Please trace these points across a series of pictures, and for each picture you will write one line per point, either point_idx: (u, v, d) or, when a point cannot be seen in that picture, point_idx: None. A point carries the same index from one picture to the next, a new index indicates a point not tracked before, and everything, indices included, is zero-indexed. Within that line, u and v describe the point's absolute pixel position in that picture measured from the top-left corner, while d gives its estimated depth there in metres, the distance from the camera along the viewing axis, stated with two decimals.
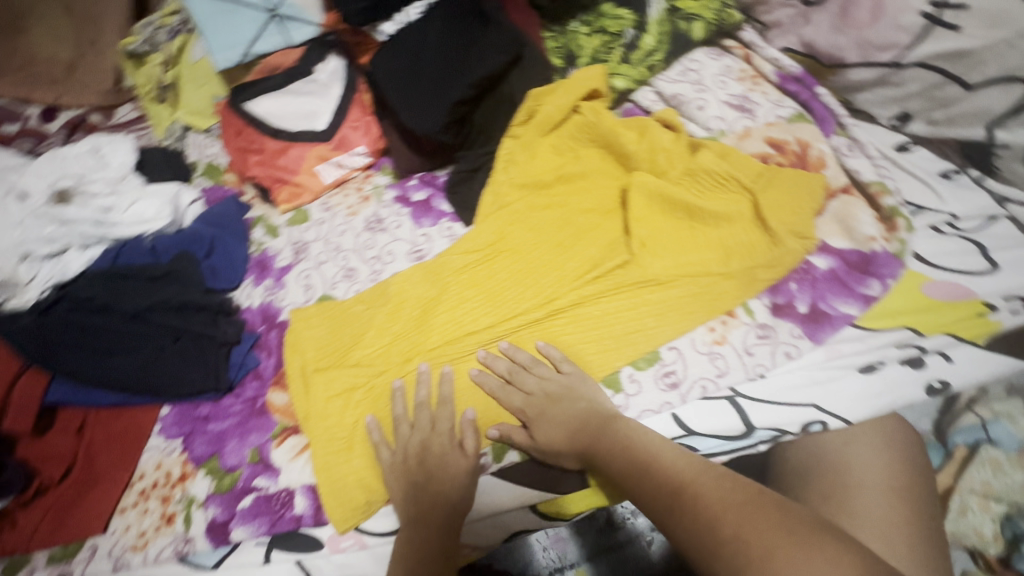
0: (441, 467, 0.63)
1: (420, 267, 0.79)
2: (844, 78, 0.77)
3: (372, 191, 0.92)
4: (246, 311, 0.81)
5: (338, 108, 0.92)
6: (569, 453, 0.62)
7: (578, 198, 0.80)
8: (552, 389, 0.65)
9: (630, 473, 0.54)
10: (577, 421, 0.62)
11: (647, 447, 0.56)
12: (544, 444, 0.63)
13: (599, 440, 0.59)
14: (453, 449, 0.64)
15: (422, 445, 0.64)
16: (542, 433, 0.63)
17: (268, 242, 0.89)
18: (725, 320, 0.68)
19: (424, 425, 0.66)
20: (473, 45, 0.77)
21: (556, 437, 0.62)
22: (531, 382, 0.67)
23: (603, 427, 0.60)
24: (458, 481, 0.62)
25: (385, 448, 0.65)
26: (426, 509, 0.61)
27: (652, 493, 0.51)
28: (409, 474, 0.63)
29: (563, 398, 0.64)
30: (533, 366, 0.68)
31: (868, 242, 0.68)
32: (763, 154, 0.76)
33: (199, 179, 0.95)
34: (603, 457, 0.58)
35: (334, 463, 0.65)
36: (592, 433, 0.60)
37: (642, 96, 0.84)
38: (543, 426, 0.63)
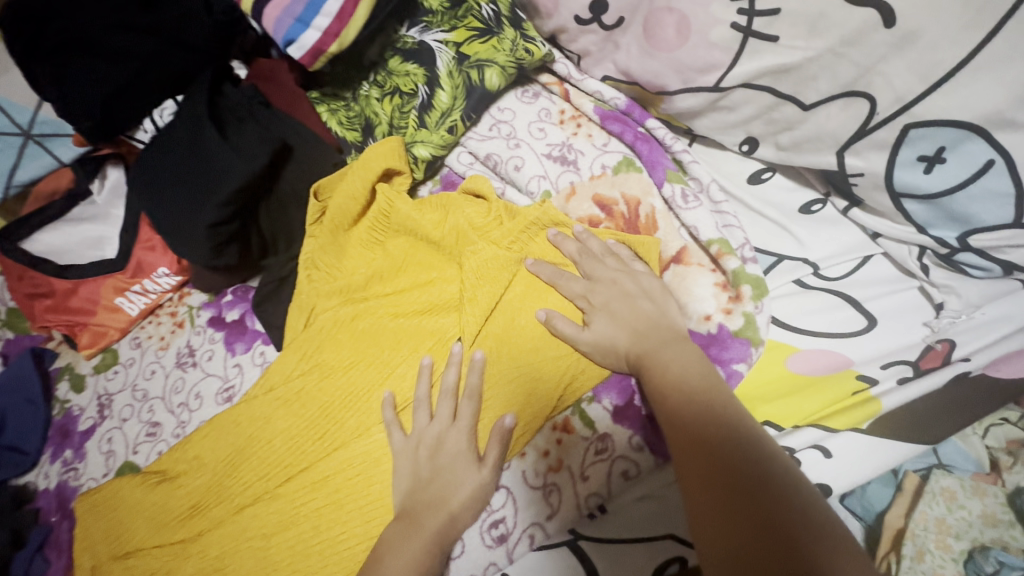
0: (448, 470, 0.54)
1: (219, 418, 0.67)
2: (672, 106, 0.63)
3: (186, 314, 0.80)
4: (43, 495, 0.71)
5: (123, 230, 0.79)
6: (623, 357, 0.54)
7: (393, 298, 0.67)
8: (622, 282, 0.56)
9: (675, 406, 0.47)
10: (642, 324, 0.54)
11: (695, 377, 0.48)
12: (600, 335, 0.55)
13: (655, 358, 0.51)
14: (470, 459, 0.54)
15: (437, 439, 0.56)
16: (599, 327, 0.55)
17: (72, 400, 0.78)
18: (560, 439, 0.56)
19: (444, 416, 0.57)
20: (218, 154, 0.66)
21: (615, 330, 0.55)
22: (599, 270, 0.58)
23: (662, 347, 0.52)
24: (467, 493, 0.53)
25: (398, 432, 0.59)
26: (419, 511, 0.52)
27: (683, 430, 0.45)
28: (420, 467, 0.55)
29: (630, 294, 0.56)
30: (606, 255, 0.59)
31: (703, 321, 0.55)
32: (590, 219, 0.63)
33: (1, 329, 0.85)
34: (653, 376, 0.50)
35: (337, 478, 0.60)
36: (654, 341, 0.52)
37: (456, 158, 0.72)
38: (602, 316, 0.56)
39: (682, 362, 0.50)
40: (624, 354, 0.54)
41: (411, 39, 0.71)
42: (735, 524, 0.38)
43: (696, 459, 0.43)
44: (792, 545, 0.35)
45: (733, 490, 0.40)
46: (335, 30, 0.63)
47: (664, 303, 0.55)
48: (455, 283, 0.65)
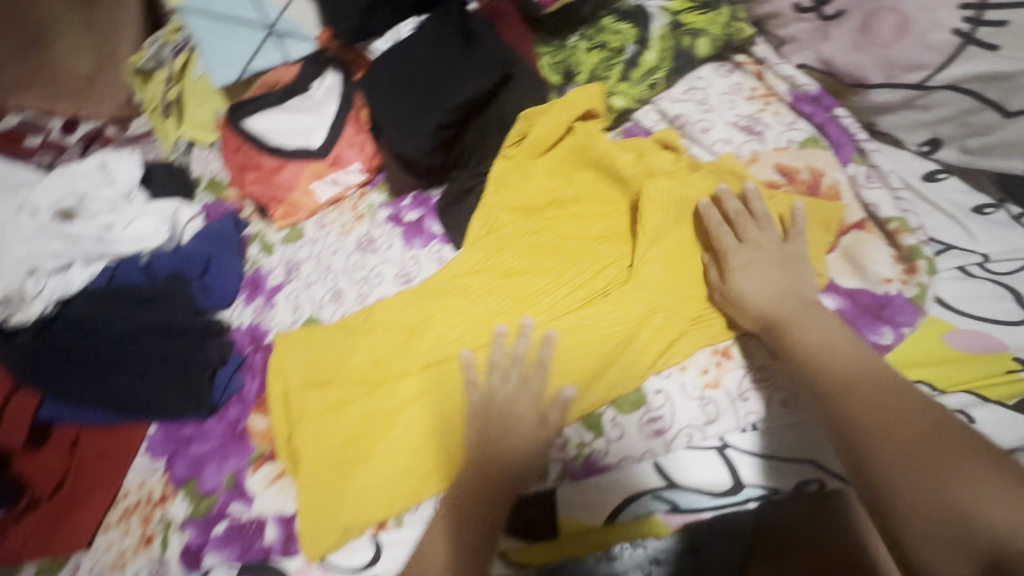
0: (501, 427, 0.62)
1: (405, 292, 0.77)
2: (867, 98, 0.70)
3: (366, 209, 0.91)
4: (236, 331, 0.81)
5: (333, 125, 0.91)
6: (755, 316, 0.61)
7: (573, 223, 0.76)
8: (766, 249, 0.64)
9: (822, 375, 0.54)
10: (783, 291, 0.61)
11: (839, 347, 0.56)
12: (744, 292, 0.62)
13: (789, 324, 0.59)
14: (536, 419, 0.62)
15: (508, 400, 0.63)
16: (742, 281, 0.62)
17: (262, 260, 0.89)
18: (720, 361, 0.64)
19: (515, 379, 0.65)
20: (461, 65, 0.76)
21: (761, 287, 0.62)
22: (750, 233, 0.65)
23: (798, 316, 0.59)
24: (529, 450, 0.61)
25: (473, 390, 0.65)
26: (489, 462, 0.60)
27: (834, 390, 0.53)
28: (477, 426, 0.63)
29: (767, 262, 0.63)
30: (745, 220, 0.65)
31: (883, 284, 0.62)
32: (770, 182, 0.70)
33: (201, 193, 0.97)
34: (794, 335, 0.58)
35: (520, 358, 0.69)
36: (789, 308, 0.60)
37: (644, 114, 0.80)
38: (747, 277, 0.62)
39: (823, 330, 0.57)
40: (758, 314, 0.61)
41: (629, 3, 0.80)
42: (923, 466, 0.44)
43: (862, 422, 0.49)
44: (947, 471, 0.43)
45: (904, 438, 0.47)
46: None
47: (802, 272, 0.62)
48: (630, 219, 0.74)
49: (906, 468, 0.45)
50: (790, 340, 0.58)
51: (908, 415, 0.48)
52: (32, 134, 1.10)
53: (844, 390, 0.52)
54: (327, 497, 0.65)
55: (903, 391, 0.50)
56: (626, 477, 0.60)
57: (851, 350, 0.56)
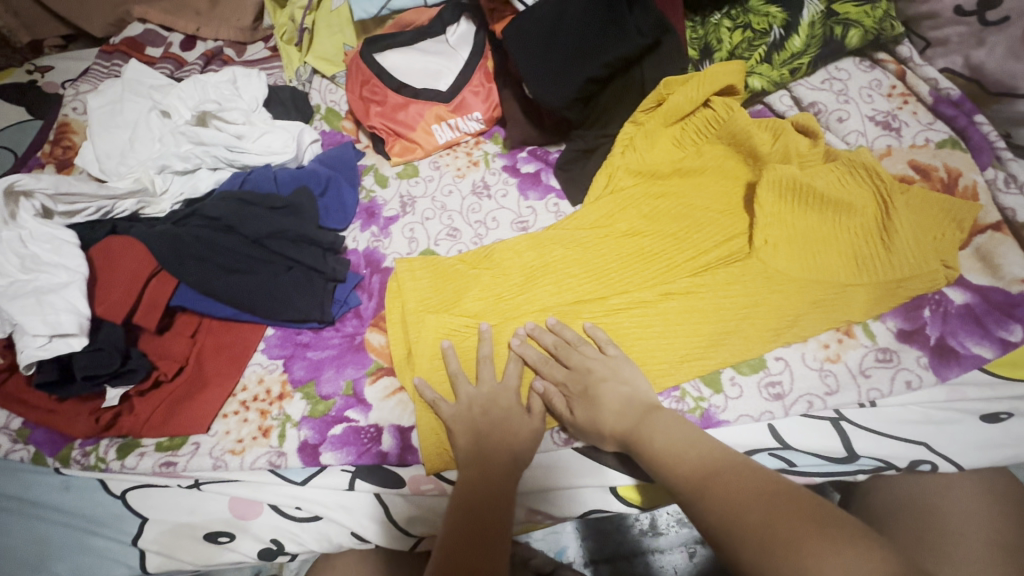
0: (502, 425, 0.63)
1: (526, 237, 0.80)
2: (1011, 108, 0.71)
3: (481, 157, 0.94)
4: (351, 253, 0.84)
5: (462, 71, 0.93)
6: (607, 435, 0.60)
7: (696, 194, 0.78)
8: (597, 369, 0.64)
9: (671, 477, 0.52)
10: (620, 388, 0.62)
11: (685, 438, 0.54)
12: (582, 421, 0.62)
13: (648, 419, 0.58)
14: (519, 410, 0.65)
15: (487, 399, 0.65)
16: (581, 412, 0.62)
17: (377, 192, 0.92)
18: (841, 339, 0.65)
19: (489, 380, 0.67)
20: (618, 23, 0.77)
21: (596, 417, 0.61)
22: (577, 358, 0.66)
23: (649, 420, 0.58)
24: (523, 437, 0.63)
25: (443, 404, 0.65)
26: (484, 453, 0.60)
27: (692, 483, 0.50)
28: (472, 423, 0.63)
29: (607, 380, 0.63)
30: (579, 345, 0.68)
31: (1015, 283, 0.63)
32: (905, 176, 0.72)
33: (318, 122, 1.00)
34: (638, 451, 0.56)
35: (636, 311, 0.71)
36: (636, 417, 0.59)
37: (777, 99, 0.82)
38: (584, 403, 0.63)
39: (668, 423, 0.57)
40: (610, 426, 0.60)
41: None
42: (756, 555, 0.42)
43: (715, 513, 0.46)
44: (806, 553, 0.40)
45: (743, 529, 0.44)
46: None
47: (611, 379, 0.63)
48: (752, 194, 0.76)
49: (744, 540, 0.43)
50: (636, 451, 0.57)
51: (761, 481, 0.47)
52: (154, 45, 1.13)
53: (704, 480, 0.49)
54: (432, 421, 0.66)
55: (742, 474, 0.48)
56: (741, 434, 0.63)
57: (701, 445, 0.53)
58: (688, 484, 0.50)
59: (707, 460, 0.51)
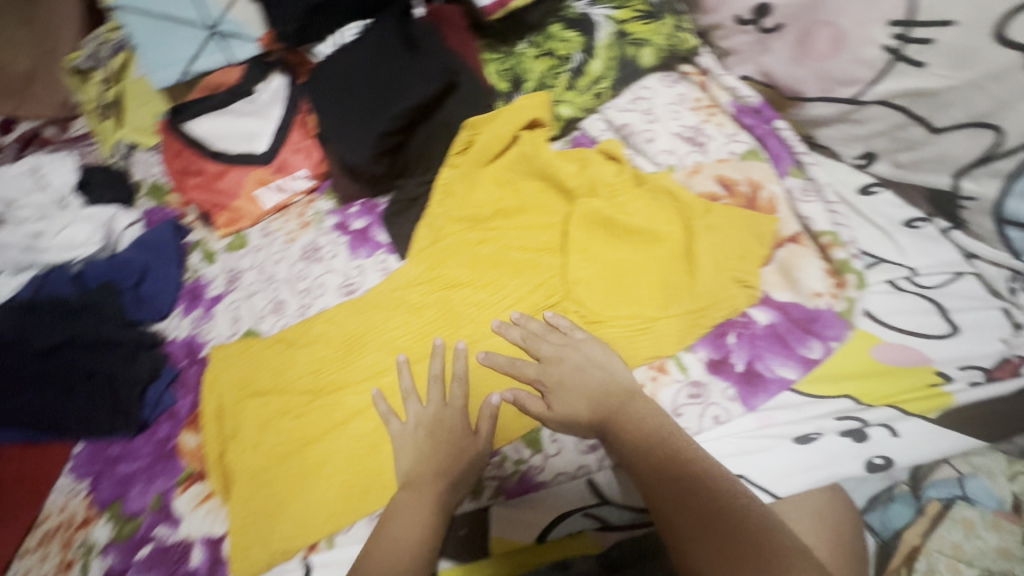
0: (448, 443, 0.61)
1: (346, 304, 0.76)
2: (804, 111, 0.71)
3: (314, 216, 0.88)
4: (171, 343, 0.79)
5: (277, 131, 0.88)
6: (586, 424, 0.59)
7: (516, 234, 0.75)
8: (569, 358, 0.63)
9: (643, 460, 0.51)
10: (598, 373, 0.61)
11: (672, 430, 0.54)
12: (559, 413, 0.60)
13: (624, 404, 0.57)
14: (465, 432, 0.61)
15: (435, 417, 0.63)
16: (559, 401, 0.60)
17: (203, 269, 0.86)
18: (656, 376, 0.63)
19: (436, 399, 0.64)
20: (403, 71, 0.74)
21: (573, 407, 0.59)
22: (548, 347, 0.65)
23: (624, 406, 0.57)
24: (466, 461, 0.59)
25: (394, 420, 0.65)
26: (422, 478, 0.58)
27: (674, 472, 0.48)
28: (416, 443, 0.62)
29: (580, 367, 0.62)
30: (547, 334, 0.66)
31: (813, 297, 0.62)
32: (712, 194, 0.70)
33: (142, 200, 0.93)
34: (614, 435, 0.55)
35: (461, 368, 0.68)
36: (614, 404, 0.58)
37: (592, 124, 0.78)
38: (559, 395, 0.61)
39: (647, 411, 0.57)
40: (588, 412, 0.59)
41: (575, 11, 0.79)
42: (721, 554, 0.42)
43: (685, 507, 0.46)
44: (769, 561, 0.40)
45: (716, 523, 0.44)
46: None
47: (586, 366, 0.62)
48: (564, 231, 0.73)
49: (705, 532, 0.44)
50: (608, 430, 0.56)
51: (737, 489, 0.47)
52: None
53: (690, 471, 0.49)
54: (271, 509, 0.63)
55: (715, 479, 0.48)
56: (559, 496, 0.59)
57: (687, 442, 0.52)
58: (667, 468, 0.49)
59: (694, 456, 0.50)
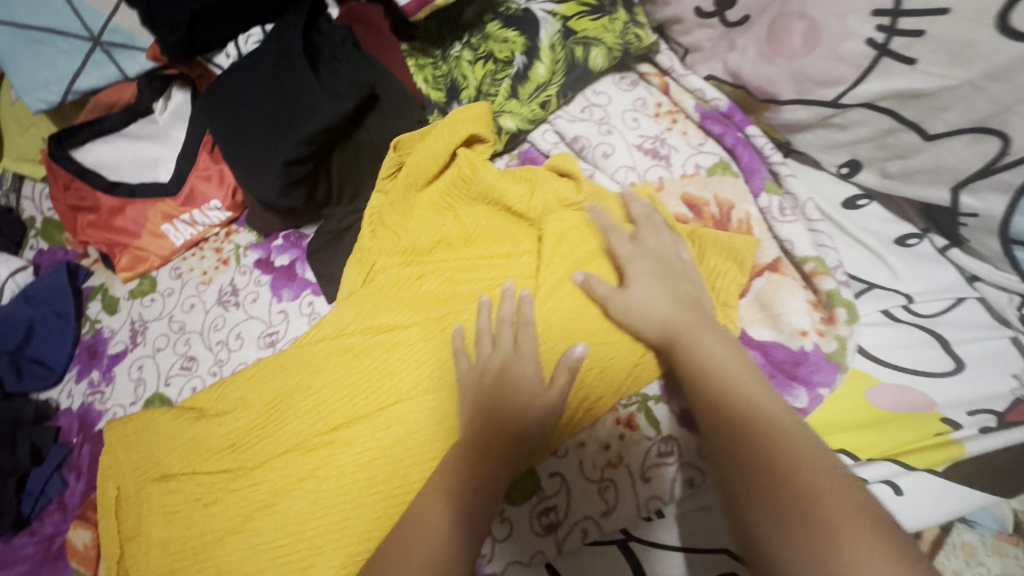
0: (513, 389, 0.52)
1: (266, 360, 0.64)
2: (779, 116, 0.62)
3: (232, 252, 0.77)
4: (63, 415, 0.68)
5: (183, 156, 0.76)
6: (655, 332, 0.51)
7: (460, 266, 0.65)
8: (662, 258, 0.56)
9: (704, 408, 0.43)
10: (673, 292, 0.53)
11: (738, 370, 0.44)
12: (634, 308, 0.53)
13: (693, 328, 0.49)
14: (539, 384, 0.53)
15: (502, 364, 0.55)
16: (639, 291, 0.53)
17: (103, 321, 0.74)
18: (622, 434, 0.54)
19: (506, 342, 0.56)
20: (306, 88, 0.62)
21: (649, 305, 0.53)
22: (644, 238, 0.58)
23: (701, 328, 0.49)
24: (538, 413, 0.51)
25: (464, 360, 0.57)
26: (490, 428, 0.50)
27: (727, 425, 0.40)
28: (481, 390, 0.54)
29: (669, 272, 0.55)
30: (644, 228, 0.58)
31: (797, 337, 0.53)
32: (678, 217, 0.61)
33: (34, 239, 0.82)
34: (680, 360, 0.48)
35: (398, 430, 0.57)
36: (686, 322, 0.50)
37: (541, 136, 0.70)
38: (637, 288, 0.54)
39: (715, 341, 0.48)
40: (656, 321, 0.51)
41: (515, 6, 0.68)
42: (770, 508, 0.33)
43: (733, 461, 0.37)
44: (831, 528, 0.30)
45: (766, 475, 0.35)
46: None
47: (678, 273, 0.55)
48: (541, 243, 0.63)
49: (740, 486, 0.36)
50: (676, 349, 0.49)
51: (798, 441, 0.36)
52: None
53: (746, 415, 0.39)
54: None
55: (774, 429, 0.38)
56: None
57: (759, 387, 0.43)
58: (714, 411, 0.41)
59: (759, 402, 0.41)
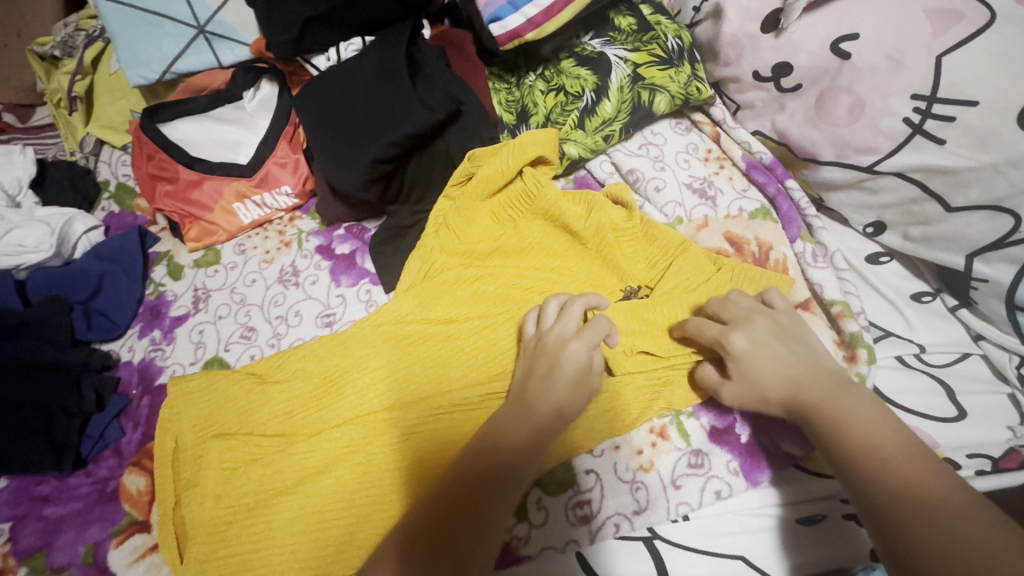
0: (552, 357, 0.56)
1: (325, 338, 0.69)
2: (817, 174, 0.69)
3: (295, 236, 0.81)
4: (124, 367, 0.71)
5: (263, 142, 0.82)
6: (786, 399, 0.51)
7: (517, 273, 0.70)
8: (765, 318, 0.55)
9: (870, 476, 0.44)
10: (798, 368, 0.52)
11: (904, 459, 0.44)
12: (748, 366, 0.52)
13: (830, 416, 0.48)
14: (585, 364, 0.55)
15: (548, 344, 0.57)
16: (751, 360, 0.52)
17: (168, 285, 0.78)
18: (655, 442, 0.59)
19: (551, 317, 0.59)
20: (402, 96, 0.69)
21: (765, 364, 0.52)
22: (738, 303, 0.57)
23: (839, 402, 0.49)
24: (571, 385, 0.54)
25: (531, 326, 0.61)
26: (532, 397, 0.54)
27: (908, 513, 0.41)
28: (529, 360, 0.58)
29: (777, 337, 0.54)
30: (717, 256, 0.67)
31: None
32: (719, 250, 0.68)
33: (106, 201, 0.86)
34: (825, 428, 0.48)
35: (452, 416, 0.62)
36: (823, 392, 0.50)
37: (598, 165, 0.77)
38: (752, 349, 0.53)
39: (864, 421, 0.47)
40: (781, 400, 0.51)
41: (591, 48, 0.76)
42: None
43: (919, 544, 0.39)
44: None
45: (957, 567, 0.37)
46: (539, 21, 0.69)
47: (782, 335, 0.54)
48: (591, 259, 0.70)
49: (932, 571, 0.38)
50: (823, 433, 0.48)
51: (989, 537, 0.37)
52: None
53: (922, 516, 0.40)
54: (254, 554, 0.56)
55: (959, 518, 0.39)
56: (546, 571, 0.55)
57: (898, 437, 0.45)
58: (855, 470, 0.45)
59: (900, 456, 0.44)
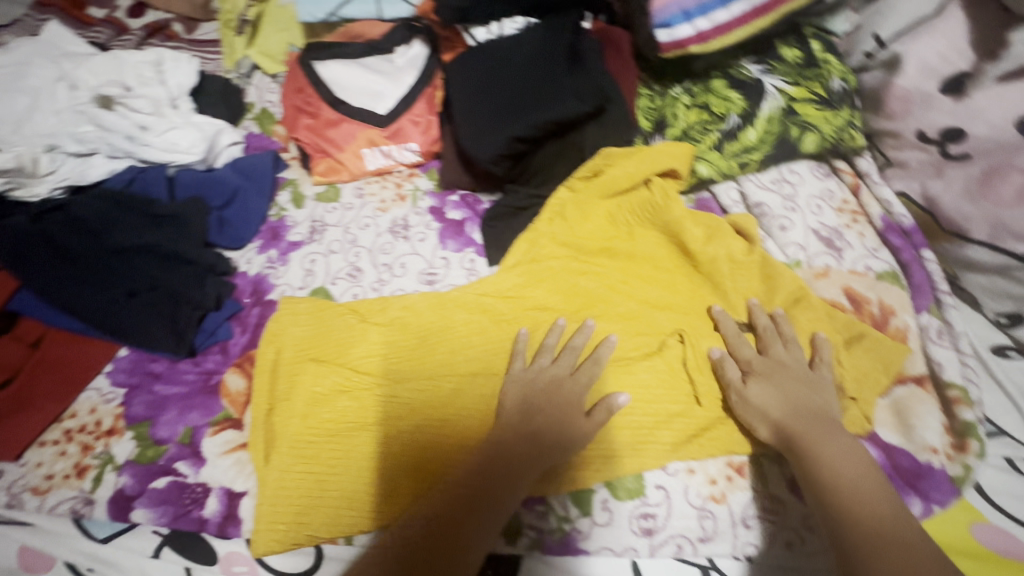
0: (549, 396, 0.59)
1: (427, 295, 0.71)
2: (960, 251, 0.66)
3: (411, 192, 0.84)
4: (240, 276, 0.77)
5: (404, 97, 0.86)
6: (774, 421, 0.56)
7: (624, 277, 0.71)
8: (792, 368, 0.59)
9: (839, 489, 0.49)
10: (798, 408, 0.56)
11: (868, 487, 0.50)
12: (756, 398, 0.57)
13: (814, 443, 0.53)
14: (576, 410, 0.58)
15: (553, 380, 0.61)
16: (759, 392, 0.58)
17: (290, 211, 0.83)
18: (731, 476, 0.58)
19: (563, 364, 0.62)
20: (553, 83, 0.71)
21: (767, 401, 0.57)
22: (775, 350, 0.61)
23: (823, 432, 0.54)
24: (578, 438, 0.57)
25: (519, 360, 0.63)
26: (530, 430, 0.57)
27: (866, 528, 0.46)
28: (527, 393, 0.60)
29: (799, 381, 0.58)
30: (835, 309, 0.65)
31: (927, 451, 0.57)
32: (836, 303, 0.66)
33: (249, 121, 0.92)
34: (807, 452, 0.53)
35: None
36: (816, 422, 0.55)
37: (725, 191, 0.76)
38: (761, 382, 0.58)
39: (840, 449, 0.53)
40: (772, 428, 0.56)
41: (746, 73, 0.75)
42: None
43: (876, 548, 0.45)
44: None
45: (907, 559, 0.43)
46: (707, 36, 0.69)
47: (802, 372, 0.59)
48: (699, 283, 0.69)
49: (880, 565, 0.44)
50: (802, 448, 0.53)
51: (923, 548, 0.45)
52: (99, 6, 1.05)
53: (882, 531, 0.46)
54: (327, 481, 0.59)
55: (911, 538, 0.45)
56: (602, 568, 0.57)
57: (867, 471, 0.51)
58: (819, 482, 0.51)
59: (862, 478, 0.50)
